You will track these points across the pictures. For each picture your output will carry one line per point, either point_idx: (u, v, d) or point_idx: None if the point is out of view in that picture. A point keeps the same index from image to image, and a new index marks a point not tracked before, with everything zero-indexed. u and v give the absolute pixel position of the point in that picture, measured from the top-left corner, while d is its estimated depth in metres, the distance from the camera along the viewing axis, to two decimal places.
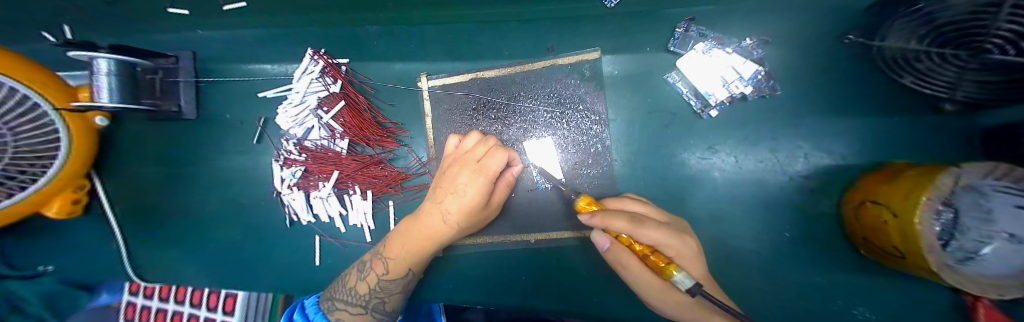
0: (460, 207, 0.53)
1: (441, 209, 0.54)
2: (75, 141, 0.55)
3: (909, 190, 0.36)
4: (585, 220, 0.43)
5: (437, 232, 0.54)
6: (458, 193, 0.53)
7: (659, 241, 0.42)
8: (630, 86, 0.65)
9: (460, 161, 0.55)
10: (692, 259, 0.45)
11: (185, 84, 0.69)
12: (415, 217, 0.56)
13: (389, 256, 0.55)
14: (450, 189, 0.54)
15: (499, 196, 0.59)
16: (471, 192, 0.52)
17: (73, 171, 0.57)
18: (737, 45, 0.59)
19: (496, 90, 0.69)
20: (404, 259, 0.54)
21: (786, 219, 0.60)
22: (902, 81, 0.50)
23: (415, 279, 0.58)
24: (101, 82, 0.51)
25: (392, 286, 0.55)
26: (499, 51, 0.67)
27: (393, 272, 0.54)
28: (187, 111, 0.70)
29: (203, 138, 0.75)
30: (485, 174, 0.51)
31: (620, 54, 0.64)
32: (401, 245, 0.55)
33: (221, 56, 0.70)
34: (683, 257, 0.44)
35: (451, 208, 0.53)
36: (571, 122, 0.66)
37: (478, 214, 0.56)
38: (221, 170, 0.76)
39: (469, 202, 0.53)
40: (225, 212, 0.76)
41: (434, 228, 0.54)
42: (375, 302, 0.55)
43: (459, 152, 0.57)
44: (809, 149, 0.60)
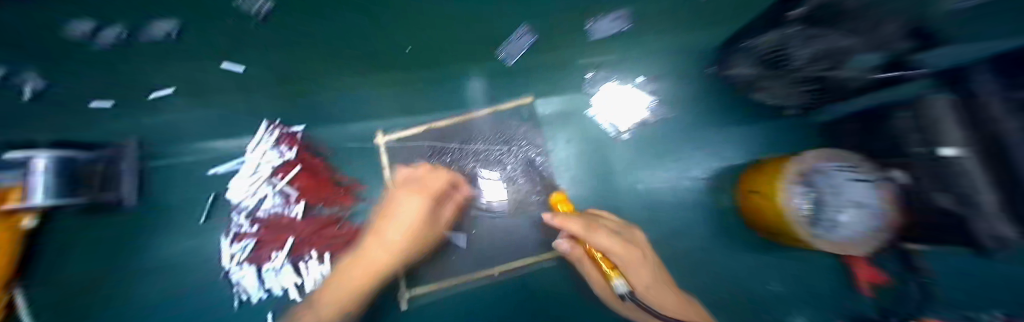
0: (405, 230, 0.56)
1: (383, 237, 0.56)
2: None
3: (773, 174, 0.51)
4: (550, 219, 0.56)
5: (380, 262, 0.55)
6: (398, 220, 0.56)
7: (610, 248, 0.50)
8: (561, 122, 0.77)
9: (404, 187, 0.62)
10: (636, 266, 0.52)
11: (128, 170, 0.67)
12: (359, 250, 0.58)
13: (326, 302, 0.54)
14: (392, 215, 0.58)
15: (440, 214, 0.64)
16: (412, 214, 0.57)
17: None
18: (632, 83, 0.75)
19: (448, 137, 0.76)
20: (332, 309, 0.53)
21: (704, 216, 0.71)
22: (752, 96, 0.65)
23: (363, 299, 0.57)
24: (38, 181, 0.53)
25: None
26: (448, 104, 0.77)
27: (329, 314, 0.53)
28: (128, 198, 0.67)
29: (134, 225, 0.70)
30: (412, 208, 0.57)
31: (549, 95, 0.76)
32: (339, 275, 0.56)
33: (170, 139, 0.71)
34: (631, 263, 0.52)
35: (395, 235, 0.56)
36: (518, 156, 0.74)
37: (422, 236, 0.60)
38: (159, 256, 0.71)
39: (412, 223, 0.57)
40: (157, 305, 0.67)
41: (376, 258, 0.55)
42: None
43: (405, 178, 0.66)
44: (709, 156, 0.74)
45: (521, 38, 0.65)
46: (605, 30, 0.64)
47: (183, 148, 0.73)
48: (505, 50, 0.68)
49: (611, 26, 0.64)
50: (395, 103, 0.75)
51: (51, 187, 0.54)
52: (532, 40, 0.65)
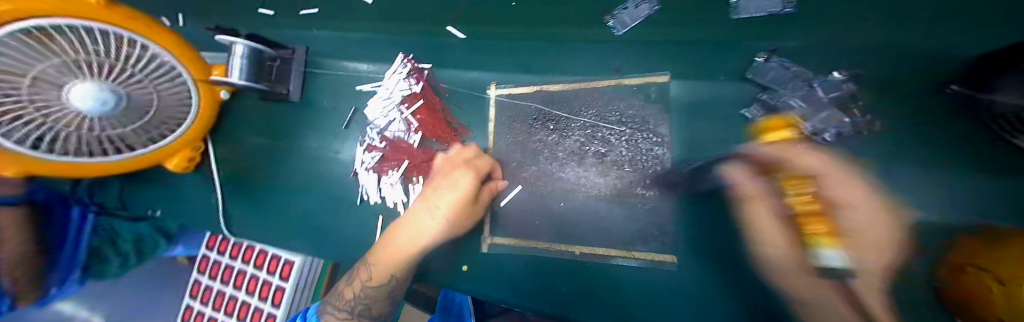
0: (450, 201, 0.60)
1: (428, 205, 0.61)
2: (204, 106, 0.71)
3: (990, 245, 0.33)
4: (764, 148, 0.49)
5: (423, 234, 0.59)
6: (434, 202, 0.61)
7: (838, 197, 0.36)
8: (697, 113, 0.65)
9: (450, 163, 0.66)
10: (874, 250, 0.35)
11: (296, 73, 0.82)
12: (395, 224, 0.62)
13: (373, 264, 0.60)
14: (433, 200, 0.61)
15: (478, 208, 0.66)
16: (462, 184, 0.61)
17: (199, 132, 0.75)
18: (823, 80, 0.56)
19: (559, 103, 0.73)
20: (387, 265, 0.58)
21: None
22: (1018, 143, 0.43)
23: (398, 286, 0.61)
24: (235, 63, 0.70)
25: (376, 293, 0.59)
26: (568, 68, 0.72)
27: (376, 280, 0.58)
28: (293, 95, 0.83)
29: (297, 118, 0.88)
30: (464, 185, 0.61)
31: (687, 80, 0.65)
32: (382, 254, 0.59)
33: (325, 52, 0.83)
34: (864, 243, 0.34)
35: (440, 203, 0.60)
36: (631, 141, 0.67)
37: (467, 208, 0.62)
38: (307, 147, 0.87)
39: (458, 196, 0.60)
40: (304, 185, 0.86)
41: (423, 223, 0.60)
42: (360, 308, 0.58)
43: (450, 161, 0.67)
44: None
45: (640, 6, 0.62)
46: (749, 9, 0.56)
47: (333, 62, 0.84)
48: (618, 16, 0.64)
49: (763, 5, 0.55)
50: (516, 56, 0.74)
51: (241, 70, 0.71)
52: (651, 9, 0.61)
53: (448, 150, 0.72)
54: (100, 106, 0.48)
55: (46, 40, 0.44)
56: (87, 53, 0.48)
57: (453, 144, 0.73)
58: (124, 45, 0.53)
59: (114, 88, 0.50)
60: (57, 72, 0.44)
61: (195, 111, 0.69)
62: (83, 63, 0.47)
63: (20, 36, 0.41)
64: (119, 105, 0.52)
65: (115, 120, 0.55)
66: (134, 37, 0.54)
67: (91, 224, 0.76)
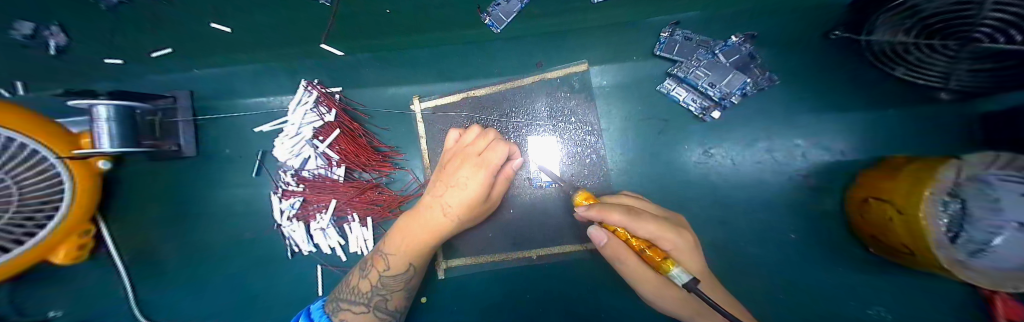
0: (461, 200, 0.50)
1: (441, 203, 0.52)
2: (82, 187, 0.52)
3: (917, 183, 0.38)
4: (582, 212, 0.41)
5: (438, 227, 0.52)
6: (458, 186, 0.51)
7: (655, 234, 0.41)
8: (621, 95, 0.66)
9: (461, 155, 0.54)
10: (689, 252, 0.43)
11: (184, 123, 0.69)
12: (415, 212, 0.54)
13: (389, 252, 0.52)
14: (451, 182, 0.52)
15: (490, 203, 0.56)
16: (473, 185, 0.50)
17: (78, 217, 0.54)
18: (724, 45, 0.58)
19: (487, 108, 0.69)
20: (409, 252, 0.52)
21: (787, 220, 0.60)
22: (895, 73, 0.50)
23: (417, 275, 0.55)
24: (101, 128, 0.51)
25: (393, 282, 0.52)
26: (490, 70, 0.69)
27: (395, 268, 0.52)
28: (187, 149, 0.69)
29: (203, 175, 0.77)
30: (476, 181, 0.50)
31: (605, 64, 0.66)
32: (401, 240, 0.52)
33: (217, 95, 0.73)
34: (681, 252, 0.42)
35: (451, 201, 0.51)
36: (565, 135, 0.65)
37: (479, 208, 0.54)
38: (223, 204, 0.77)
39: (471, 196, 0.50)
40: (228, 247, 0.76)
41: (434, 221, 0.51)
42: (377, 300, 0.52)
43: (459, 147, 0.57)
44: (805, 148, 0.60)
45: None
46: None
47: (231, 104, 0.75)
48: (493, 12, 0.58)
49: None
50: (433, 64, 0.68)
51: (116, 135, 0.52)
52: (522, 3, 0.56)
53: (448, 136, 0.61)
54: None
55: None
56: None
57: (451, 129, 0.61)
58: None
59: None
60: None
61: (69, 192, 0.50)
62: None
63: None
64: None
65: None
66: None
67: None
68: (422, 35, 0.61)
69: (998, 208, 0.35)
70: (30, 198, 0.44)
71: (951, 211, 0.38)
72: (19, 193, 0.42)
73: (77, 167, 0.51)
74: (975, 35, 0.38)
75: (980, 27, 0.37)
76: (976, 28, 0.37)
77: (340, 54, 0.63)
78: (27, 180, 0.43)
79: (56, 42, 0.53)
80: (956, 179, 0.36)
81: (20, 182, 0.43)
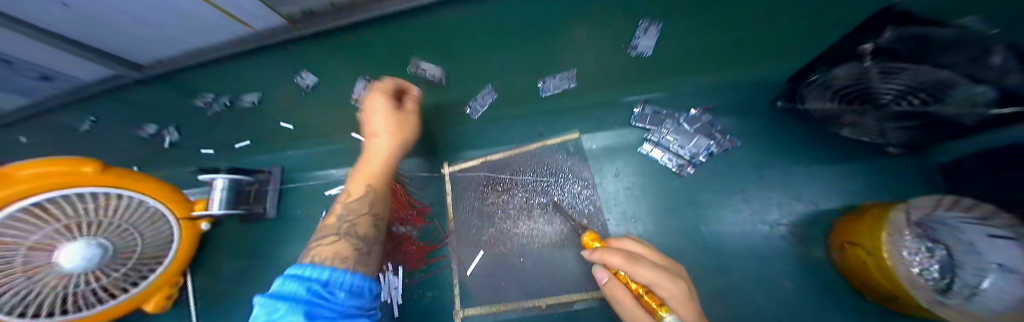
0: (381, 118, 0.62)
1: (368, 151, 0.63)
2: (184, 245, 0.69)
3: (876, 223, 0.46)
4: (587, 255, 0.52)
5: (383, 150, 0.62)
6: (372, 132, 0.63)
7: (653, 280, 0.43)
8: (610, 155, 0.79)
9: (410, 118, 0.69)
10: (688, 301, 0.42)
11: (273, 191, 0.93)
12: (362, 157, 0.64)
13: (351, 196, 0.59)
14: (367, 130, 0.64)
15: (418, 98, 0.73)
16: (376, 101, 0.63)
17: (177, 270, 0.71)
18: (686, 115, 0.73)
19: (501, 169, 0.86)
20: (368, 174, 0.61)
21: (794, 270, 0.60)
22: (843, 133, 0.61)
23: (382, 207, 0.60)
24: (215, 195, 0.74)
25: (359, 206, 0.57)
26: (501, 141, 0.88)
27: (355, 193, 0.59)
28: (270, 210, 0.91)
29: (276, 231, 0.96)
30: (381, 93, 0.64)
31: (594, 132, 0.81)
32: (355, 184, 0.60)
33: (300, 168, 0.97)
34: (678, 299, 0.43)
35: (375, 122, 0.62)
36: (565, 188, 0.79)
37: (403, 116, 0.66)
38: (285, 256, 0.93)
39: (384, 115, 0.62)
40: None
41: (377, 145, 0.62)
42: (346, 226, 0.54)
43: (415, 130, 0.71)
44: (790, 197, 0.66)
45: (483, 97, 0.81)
46: (552, 87, 0.76)
47: (306, 175, 0.98)
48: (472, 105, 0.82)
49: (559, 84, 0.75)
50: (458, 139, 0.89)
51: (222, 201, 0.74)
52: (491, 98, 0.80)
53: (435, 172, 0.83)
54: (83, 259, 0.49)
55: (47, 210, 0.47)
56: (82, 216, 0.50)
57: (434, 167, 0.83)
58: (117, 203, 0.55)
59: (103, 241, 0.52)
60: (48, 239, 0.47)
61: (175, 249, 0.67)
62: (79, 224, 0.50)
63: (28, 211, 0.45)
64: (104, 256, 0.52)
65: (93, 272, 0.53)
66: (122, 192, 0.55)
67: None
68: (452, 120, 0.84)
69: (977, 250, 0.43)
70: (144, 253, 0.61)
71: (938, 255, 0.47)
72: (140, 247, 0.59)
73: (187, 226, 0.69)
74: (883, 101, 0.51)
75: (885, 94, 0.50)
76: (883, 95, 0.51)
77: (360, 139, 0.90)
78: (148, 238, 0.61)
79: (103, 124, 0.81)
80: (911, 216, 0.45)
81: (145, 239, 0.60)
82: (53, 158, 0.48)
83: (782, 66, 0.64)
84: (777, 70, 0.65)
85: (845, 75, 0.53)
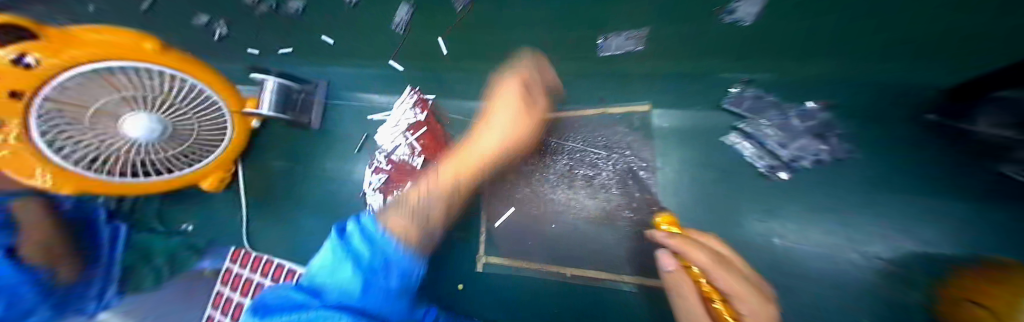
0: (501, 118, 0.62)
1: (483, 134, 0.63)
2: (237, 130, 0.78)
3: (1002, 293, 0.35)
4: (665, 238, 0.51)
5: (487, 142, 0.62)
6: (498, 111, 0.63)
7: (737, 291, 0.40)
8: (680, 139, 0.69)
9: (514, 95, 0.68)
10: None
11: (317, 105, 0.92)
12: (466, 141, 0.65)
13: (430, 192, 0.55)
14: (495, 103, 0.65)
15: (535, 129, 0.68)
16: (511, 104, 0.63)
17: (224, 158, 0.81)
18: (799, 109, 0.59)
19: (547, 130, 0.77)
20: (454, 171, 0.58)
21: (863, 307, 0.54)
22: (1005, 170, 0.47)
23: (461, 193, 0.60)
24: (264, 96, 0.76)
25: (442, 183, 0.56)
26: (555, 97, 0.78)
27: (441, 186, 0.56)
28: (314, 123, 0.93)
29: (315, 145, 0.97)
30: (504, 122, 0.62)
31: (669, 108, 0.70)
32: (454, 165, 0.59)
33: (341, 84, 0.93)
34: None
35: (495, 120, 0.63)
36: (617, 165, 0.71)
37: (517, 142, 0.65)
38: (323, 170, 0.96)
39: (509, 116, 0.62)
40: (319, 206, 0.94)
41: (484, 144, 0.62)
42: (427, 218, 0.51)
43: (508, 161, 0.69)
44: (895, 231, 0.55)
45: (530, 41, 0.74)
46: (612, 48, 0.69)
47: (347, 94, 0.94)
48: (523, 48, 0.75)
49: (622, 45, 0.68)
50: None
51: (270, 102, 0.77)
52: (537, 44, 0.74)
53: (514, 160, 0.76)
54: (145, 130, 0.55)
55: (111, 78, 0.51)
56: (140, 90, 0.55)
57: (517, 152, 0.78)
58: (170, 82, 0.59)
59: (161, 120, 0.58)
60: (114, 106, 0.52)
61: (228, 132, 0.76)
62: (137, 98, 0.54)
63: (95, 74, 0.49)
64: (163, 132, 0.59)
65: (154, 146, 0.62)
66: (169, 70, 0.58)
67: (124, 235, 0.85)
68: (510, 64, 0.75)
69: None
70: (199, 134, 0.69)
71: None
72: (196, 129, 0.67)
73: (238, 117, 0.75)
74: None
75: None
76: None
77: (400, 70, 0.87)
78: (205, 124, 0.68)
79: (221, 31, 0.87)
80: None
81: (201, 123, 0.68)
82: (119, 30, 0.54)
83: (911, 71, 0.52)
84: (905, 74, 0.53)
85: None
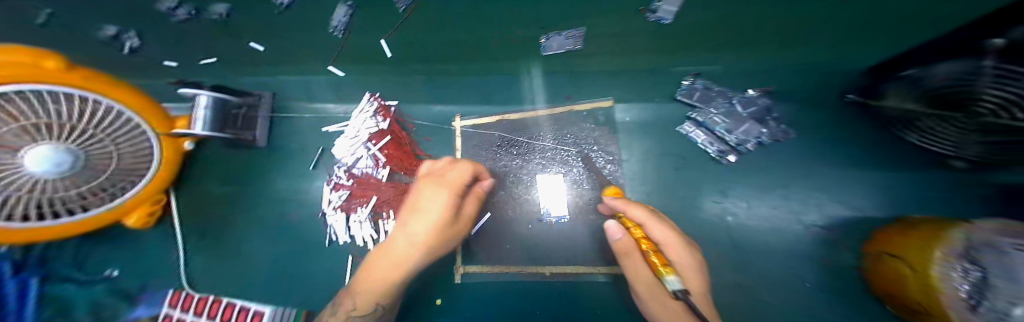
0: (427, 226, 0.55)
1: (406, 233, 0.56)
2: (165, 159, 0.63)
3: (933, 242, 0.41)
4: (609, 200, 0.52)
5: (402, 260, 0.56)
6: (421, 210, 0.56)
7: (663, 240, 0.46)
8: (642, 131, 0.73)
9: (424, 179, 0.60)
10: (689, 265, 0.46)
11: (264, 118, 0.83)
12: (384, 244, 0.59)
13: (358, 294, 0.58)
14: (415, 205, 0.58)
15: (462, 224, 0.62)
16: (434, 207, 0.55)
17: (153, 190, 0.65)
18: (743, 96, 0.66)
19: (518, 131, 0.78)
20: (376, 290, 0.56)
21: (808, 270, 0.60)
22: (906, 137, 0.56)
23: (386, 312, 0.60)
24: (198, 114, 0.63)
25: (361, 321, 0.57)
26: (523, 98, 0.79)
27: (361, 307, 0.57)
28: (260, 139, 0.83)
29: (264, 163, 0.88)
30: (440, 206, 0.55)
31: (631, 103, 0.74)
32: (368, 277, 0.57)
33: (293, 97, 0.86)
34: (683, 264, 0.46)
35: (417, 229, 0.55)
36: (587, 161, 0.72)
37: (446, 231, 0.58)
38: (274, 191, 0.87)
39: (435, 220, 0.55)
40: (273, 229, 0.85)
41: (398, 256, 0.56)
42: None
43: (431, 172, 0.63)
44: (822, 199, 0.63)
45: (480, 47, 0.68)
46: (555, 46, 0.64)
47: (299, 105, 0.87)
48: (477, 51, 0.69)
49: (563, 43, 0.63)
50: (476, 90, 0.80)
51: (206, 121, 0.63)
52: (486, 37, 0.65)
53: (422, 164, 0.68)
54: (53, 167, 0.42)
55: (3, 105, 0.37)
56: (54, 118, 0.41)
57: (431, 158, 0.69)
58: (84, 105, 0.44)
59: (73, 148, 0.44)
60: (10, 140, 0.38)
61: (155, 164, 0.61)
62: (45, 127, 0.41)
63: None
64: (75, 164, 0.45)
65: (70, 180, 0.48)
66: (89, 94, 0.44)
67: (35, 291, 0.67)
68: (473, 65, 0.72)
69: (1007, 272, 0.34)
70: (123, 164, 0.53)
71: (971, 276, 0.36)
72: (115, 161, 0.52)
73: (166, 142, 0.61)
74: (977, 109, 0.42)
75: (986, 100, 0.40)
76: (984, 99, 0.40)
77: (341, 74, 0.80)
78: (126, 154, 0.53)
79: (130, 44, 0.63)
80: (970, 242, 0.39)
81: (121, 151, 0.52)
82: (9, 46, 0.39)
83: None
84: None
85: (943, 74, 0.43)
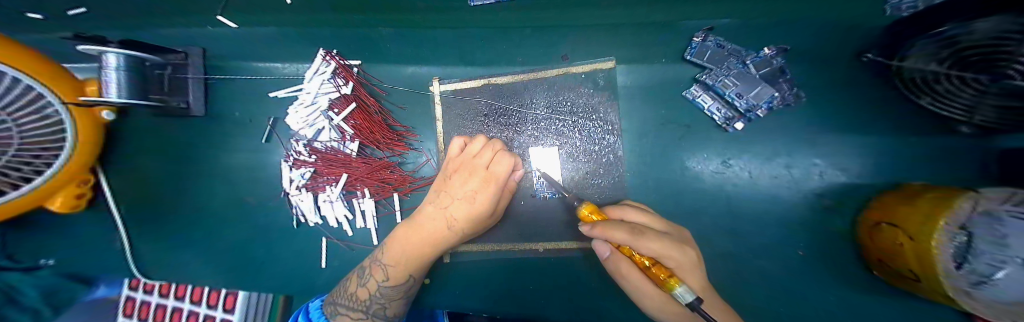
0: (466, 213, 0.51)
1: (445, 214, 0.52)
2: (83, 137, 0.49)
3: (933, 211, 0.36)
4: (585, 230, 0.41)
5: (437, 237, 0.52)
6: (468, 200, 0.52)
7: (660, 252, 0.39)
8: (645, 97, 0.66)
9: (468, 167, 0.53)
10: (691, 268, 0.42)
11: (195, 81, 0.67)
12: (410, 223, 0.54)
13: (389, 263, 0.52)
14: (460, 194, 0.53)
15: (501, 208, 0.57)
16: (481, 199, 0.51)
17: (74, 173, 0.51)
18: (756, 55, 0.58)
19: (508, 97, 0.68)
20: (407, 266, 0.52)
21: (798, 238, 0.61)
22: (920, 102, 0.52)
23: (416, 284, 0.56)
24: (110, 77, 0.48)
25: (393, 292, 0.52)
26: (512, 58, 0.68)
27: (394, 278, 0.51)
28: (195, 108, 0.68)
29: (206, 135, 0.74)
30: (485, 196, 0.51)
31: (635, 65, 0.65)
32: (401, 250, 0.52)
33: (226, 54, 0.69)
34: (683, 269, 0.41)
35: (457, 214, 0.52)
36: (583, 131, 0.66)
37: (482, 222, 0.55)
38: (226, 169, 0.75)
39: (477, 209, 0.51)
40: (227, 213, 0.75)
41: (434, 232, 0.52)
42: (376, 308, 0.52)
43: (466, 157, 0.55)
44: (824, 167, 0.61)
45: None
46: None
47: (238, 65, 0.71)
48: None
49: None
50: (457, 47, 0.67)
51: (125, 86, 0.50)
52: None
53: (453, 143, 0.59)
54: None
55: None
56: None
57: (456, 136, 0.60)
58: None
59: None
60: None
61: (71, 142, 0.47)
62: None
63: None
64: None
65: None
66: None
67: None
68: (450, 15, 0.59)
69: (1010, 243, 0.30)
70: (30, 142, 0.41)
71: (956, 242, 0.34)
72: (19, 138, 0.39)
73: (80, 115, 0.47)
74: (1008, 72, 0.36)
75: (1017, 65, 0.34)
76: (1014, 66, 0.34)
77: (234, 27, 0.62)
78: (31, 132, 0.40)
79: None
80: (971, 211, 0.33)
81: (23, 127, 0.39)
82: None
83: None
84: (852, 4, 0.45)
85: (980, 30, 0.35)
